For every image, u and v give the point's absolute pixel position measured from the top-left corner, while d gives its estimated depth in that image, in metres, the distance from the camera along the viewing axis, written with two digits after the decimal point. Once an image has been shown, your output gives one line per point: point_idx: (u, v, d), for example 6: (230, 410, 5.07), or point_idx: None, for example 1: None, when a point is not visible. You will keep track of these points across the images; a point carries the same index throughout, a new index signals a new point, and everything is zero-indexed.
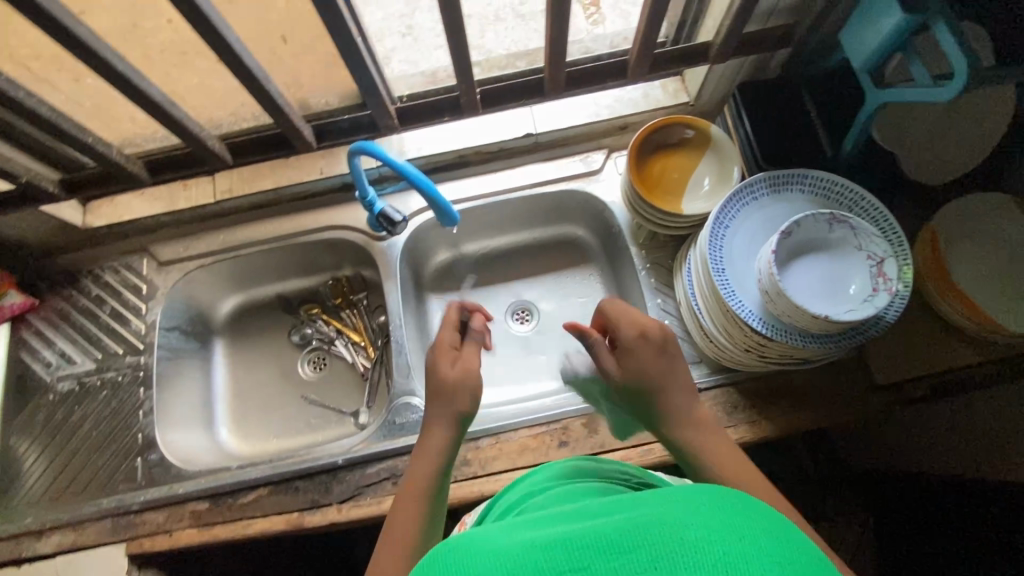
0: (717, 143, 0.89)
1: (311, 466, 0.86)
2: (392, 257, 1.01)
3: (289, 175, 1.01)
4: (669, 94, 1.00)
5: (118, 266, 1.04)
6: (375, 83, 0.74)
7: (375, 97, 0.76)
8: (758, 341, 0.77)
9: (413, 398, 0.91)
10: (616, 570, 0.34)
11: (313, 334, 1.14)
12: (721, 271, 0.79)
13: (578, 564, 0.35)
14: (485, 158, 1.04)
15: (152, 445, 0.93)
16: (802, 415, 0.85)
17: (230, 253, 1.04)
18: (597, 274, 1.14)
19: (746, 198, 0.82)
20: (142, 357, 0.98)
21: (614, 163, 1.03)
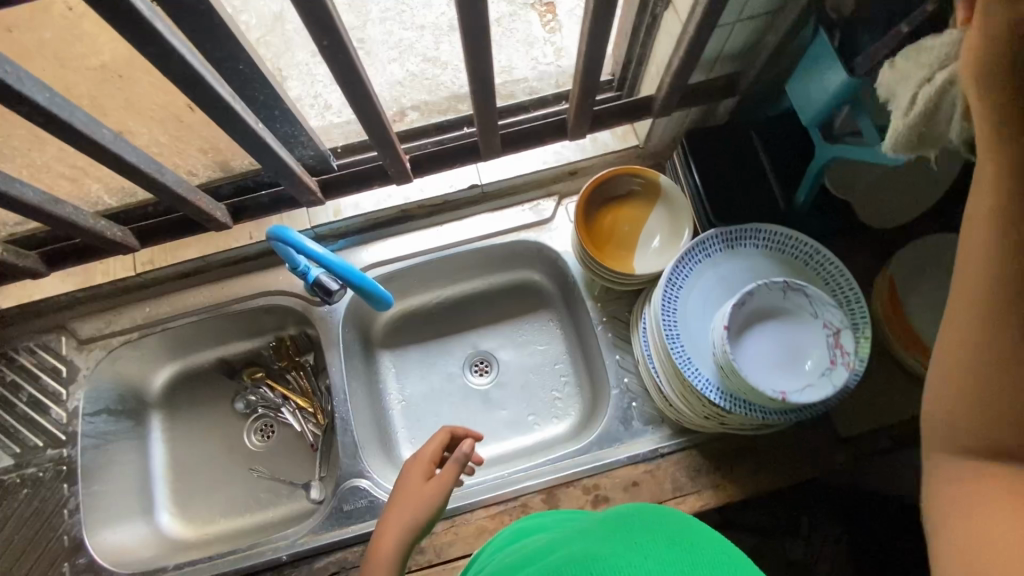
0: (667, 193, 0.85)
1: (253, 564, 0.81)
2: (333, 323, 0.95)
3: (216, 241, 0.93)
4: (617, 137, 0.95)
5: (33, 346, 0.95)
6: (286, 163, 0.70)
7: (291, 176, 0.72)
8: (716, 411, 0.73)
9: (361, 481, 0.86)
10: None
11: (258, 401, 1.07)
12: (675, 336, 0.75)
13: None
14: (428, 211, 0.98)
15: (80, 548, 0.87)
16: (768, 476, 0.82)
17: (156, 327, 0.96)
18: (555, 321, 1.09)
19: (699, 256, 0.79)
20: (65, 448, 0.91)
21: (564, 210, 0.98)
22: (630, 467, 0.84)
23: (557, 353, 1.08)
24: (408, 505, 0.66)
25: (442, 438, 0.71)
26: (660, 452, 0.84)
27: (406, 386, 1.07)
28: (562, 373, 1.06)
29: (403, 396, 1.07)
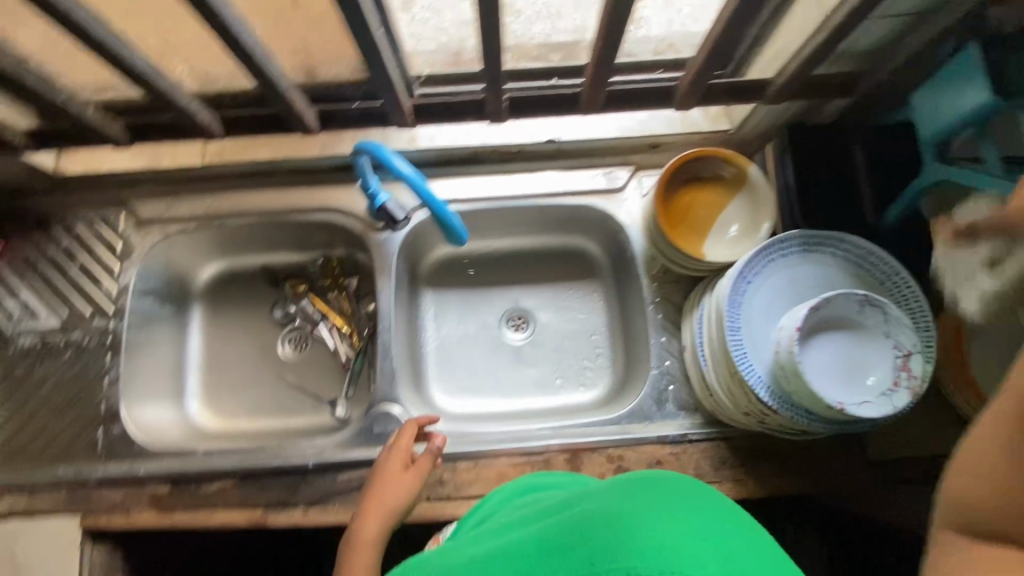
0: (753, 184, 0.83)
1: (280, 465, 0.83)
2: (389, 251, 0.93)
3: (287, 146, 0.93)
4: (708, 118, 0.92)
5: (92, 218, 0.96)
6: (391, 76, 0.70)
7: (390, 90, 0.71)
8: (761, 409, 0.74)
9: (394, 406, 0.88)
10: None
11: (296, 313, 1.08)
12: (736, 329, 0.75)
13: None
14: (502, 157, 0.96)
15: (116, 416, 0.88)
16: (789, 480, 0.84)
17: (215, 221, 0.96)
18: (599, 293, 1.08)
19: (774, 254, 0.77)
20: (111, 321, 0.92)
21: (638, 183, 0.95)
22: (657, 446, 0.85)
23: (595, 325, 1.07)
24: (386, 490, 0.73)
25: (414, 430, 0.79)
26: (689, 438, 0.85)
27: (443, 327, 1.08)
28: (597, 345, 1.06)
29: (438, 336, 1.08)
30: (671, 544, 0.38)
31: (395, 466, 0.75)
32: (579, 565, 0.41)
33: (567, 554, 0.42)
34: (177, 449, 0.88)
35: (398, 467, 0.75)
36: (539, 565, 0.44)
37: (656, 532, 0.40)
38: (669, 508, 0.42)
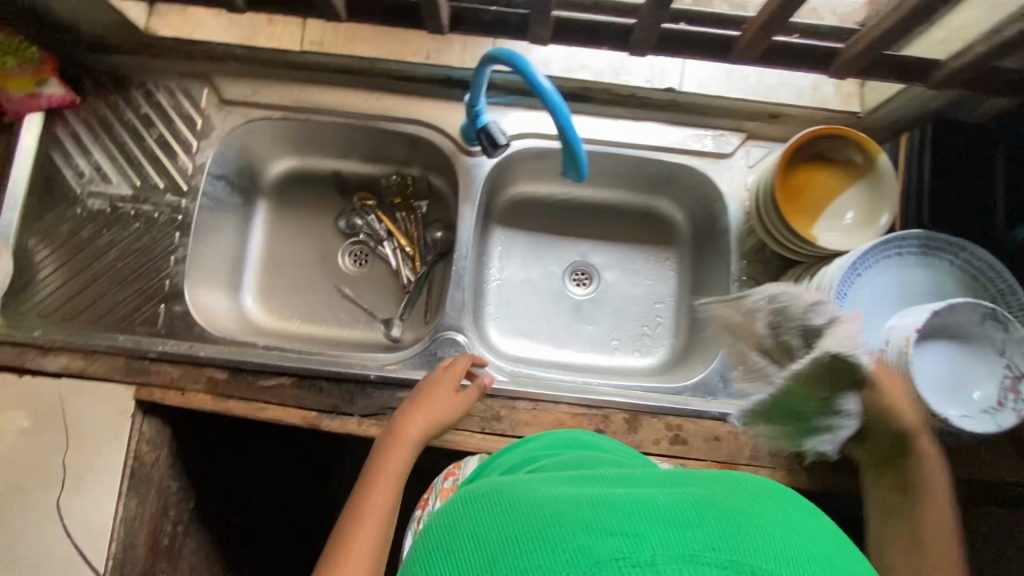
0: (879, 174, 0.78)
1: (341, 371, 0.82)
2: (475, 176, 0.90)
3: (391, 47, 0.87)
4: (840, 96, 0.86)
5: (174, 88, 0.92)
6: None
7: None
8: (844, 405, 0.72)
9: (458, 335, 0.87)
10: (669, 544, 0.30)
11: (362, 227, 1.06)
12: (836, 321, 0.72)
13: (631, 528, 0.31)
14: (612, 99, 0.90)
15: (178, 296, 0.87)
16: (843, 479, 0.82)
17: (300, 114, 0.92)
18: (672, 262, 1.05)
19: (890, 251, 0.73)
20: (183, 200, 0.89)
21: (745, 152, 0.90)
22: (718, 422, 0.83)
23: (663, 293, 1.04)
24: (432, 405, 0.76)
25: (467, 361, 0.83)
26: None
27: (506, 267, 1.06)
28: (661, 314, 1.04)
29: (500, 276, 1.05)
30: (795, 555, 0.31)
31: (444, 384, 0.78)
32: (697, 548, 0.30)
33: (677, 530, 0.31)
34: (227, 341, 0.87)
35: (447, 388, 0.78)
36: (634, 533, 0.31)
37: (778, 538, 0.32)
38: (785, 518, 0.34)
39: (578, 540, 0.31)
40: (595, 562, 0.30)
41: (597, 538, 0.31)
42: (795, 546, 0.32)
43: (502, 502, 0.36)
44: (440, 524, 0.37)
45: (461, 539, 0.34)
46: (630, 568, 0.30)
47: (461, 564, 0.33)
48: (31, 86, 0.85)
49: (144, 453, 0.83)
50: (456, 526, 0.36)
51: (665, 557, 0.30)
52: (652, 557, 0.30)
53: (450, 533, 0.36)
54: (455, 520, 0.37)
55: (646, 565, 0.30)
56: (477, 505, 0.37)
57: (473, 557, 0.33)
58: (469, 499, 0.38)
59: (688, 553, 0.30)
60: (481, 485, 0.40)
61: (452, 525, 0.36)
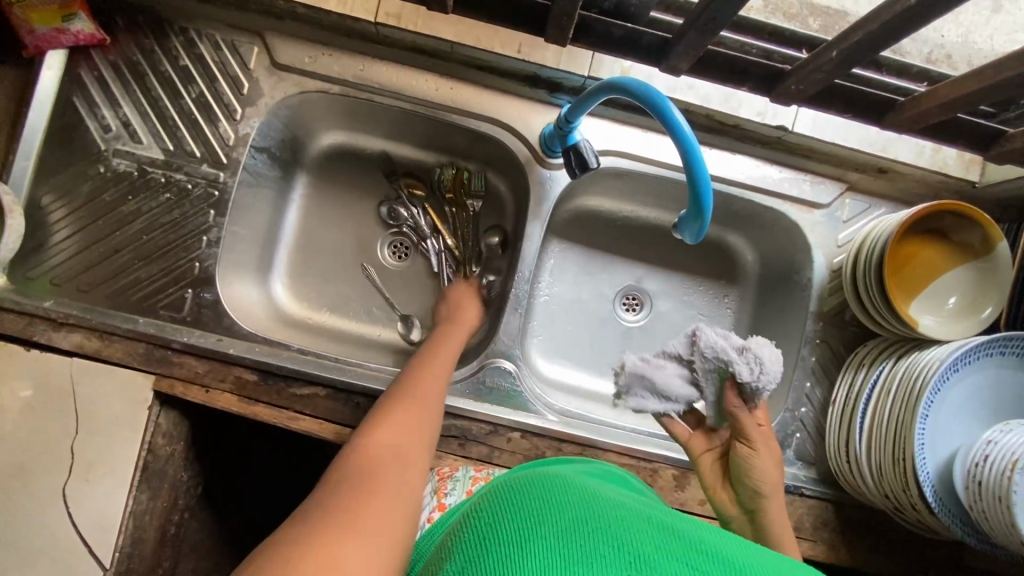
0: (994, 262, 0.72)
1: (382, 389, 0.77)
2: (549, 191, 0.82)
3: (477, 34, 0.75)
4: (961, 161, 0.78)
5: (220, 41, 0.80)
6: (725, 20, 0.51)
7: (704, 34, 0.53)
8: (912, 502, 0.69)
9: (507, 363, 0.80)
10: None
11: (406, 219, 0.98)
12: (924, 416, 0.67)
13: (698, 564, 0.34)
14: (712, 127, 0.80)
15: (208, 282, 0.79)
16: (880, 560, 0.81)
17: (361, 92, 0.82)
18: (731, 301, 0.98)
19: (994, 350, 0.68)
20: (222, 173, 0.80)
21: (843, 205, 0.84)
22: None
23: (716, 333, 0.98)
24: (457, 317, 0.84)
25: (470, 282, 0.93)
26: (802, 491, 0.80)
27: (556, 283, 0.99)
28: None
29: (548, 292, 0.98)
30: None
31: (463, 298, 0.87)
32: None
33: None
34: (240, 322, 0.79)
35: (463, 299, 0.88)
36: (698, 568, 0.34)
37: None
38: None
39: (649, 553, 0.34)
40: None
41: (664, 561, 0.34)
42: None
43: (580, 503, 0.39)
44: (512, 494, 0.41)
45: (533, 511, 0.38)
46: None
47: (530, 526, 0.36)
48: (57, 21, 0.73)
49: (158, 446, 0.77)
50: (528, 500, 0.39)
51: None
52: None
53: (522, 502, 0.39)
54: (531, 494, 0.40)
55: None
56: (553, 495, 0.40)
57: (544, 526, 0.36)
58: (545, 486, 0.41)
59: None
60: (561, 480, 0.43)
61: (527, 496, 0.40)
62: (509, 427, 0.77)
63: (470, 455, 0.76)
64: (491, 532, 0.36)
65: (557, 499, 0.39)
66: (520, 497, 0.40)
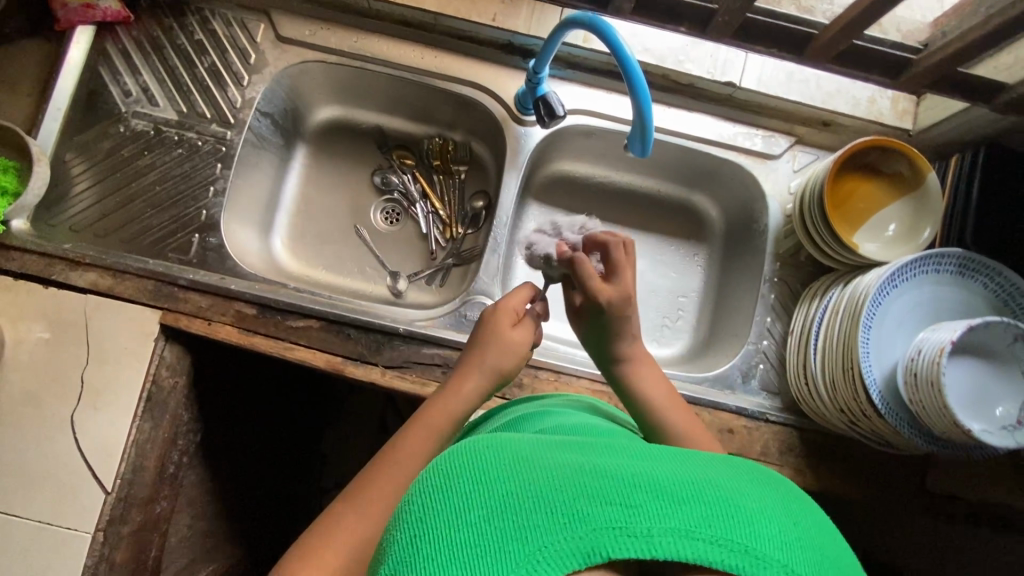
0: (926, 192, 0.79)
1: (370, 321, 0.83)
2: (524, 146, 0.90)
3: (457, 5, 0.86)
4: (895, 111, 0.87)
5: (230, 18, 0.90)
6: None
7: None
8: (863, 410, 0.74)
9: (488, 300, 0.87)
10: (667, 517, 0.32)
11: (397, 185, 1.06)
12: (867, 327, 0.73)
13: (629, 499, 0.33)
14: (669, 86, 0.90)
15: (214, 227, 0.87)
16: (845, 484, 0.85)
17: (354, 61, 0.91)
18: (703, 259, 1.04)
19: (928, 267, 0.74)
20: (228, 132, 0.89)
21: (793, 156, 0.91)
22: (733, 415, 0.85)
23: (689, 287, 1.03)
24: (501, 343, 0.69)
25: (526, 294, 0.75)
26: (767, 418, 0.85)
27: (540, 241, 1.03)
28: (685, 309, 1.02)
29: None
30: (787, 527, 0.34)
31: (504, 327, 0.70)
32: (691, 525, 0.32)
33: (672, 505, 0.33)
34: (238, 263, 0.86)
35: (505, 326, 0.71)
36: (630, 503, 0.32)
37: (771, 518, 0.34)
38: (763, 484, 0.36)
39: (581, 508, 0.32)
40: (591, 529, 0.32)
41: (594, 505, 0.32)
42: (786, 528, 0.34)
43: (500, 466, 0.35)
44: (428, 479, 0.36)
45: (453, 502, 0.34)
46: (628, 536, 0.32)
47: (455, 522, 0.33)
48: None
49: (162, 378, 0.83)
50: (445, 487, 0.35)
51: (660, 530, 0.32)
52: (648, 530, 0.32)
53: (439, 499, 0.34)
54: (448, 477, 0.35)
55: (641, 536, 0.32)
56: (469, 464, 0.36)
57: (468, 525, 0.32)
58: (463, 452, 0.37)
59: (680, 528, 0.32)
60: (475, 444, 0.38)
61: (443, 483, 0.35)
62: None
63: None
64: (418, 537, 0.33)
65: (480, 472, 0.35)
66: (440, 480, 0.36)
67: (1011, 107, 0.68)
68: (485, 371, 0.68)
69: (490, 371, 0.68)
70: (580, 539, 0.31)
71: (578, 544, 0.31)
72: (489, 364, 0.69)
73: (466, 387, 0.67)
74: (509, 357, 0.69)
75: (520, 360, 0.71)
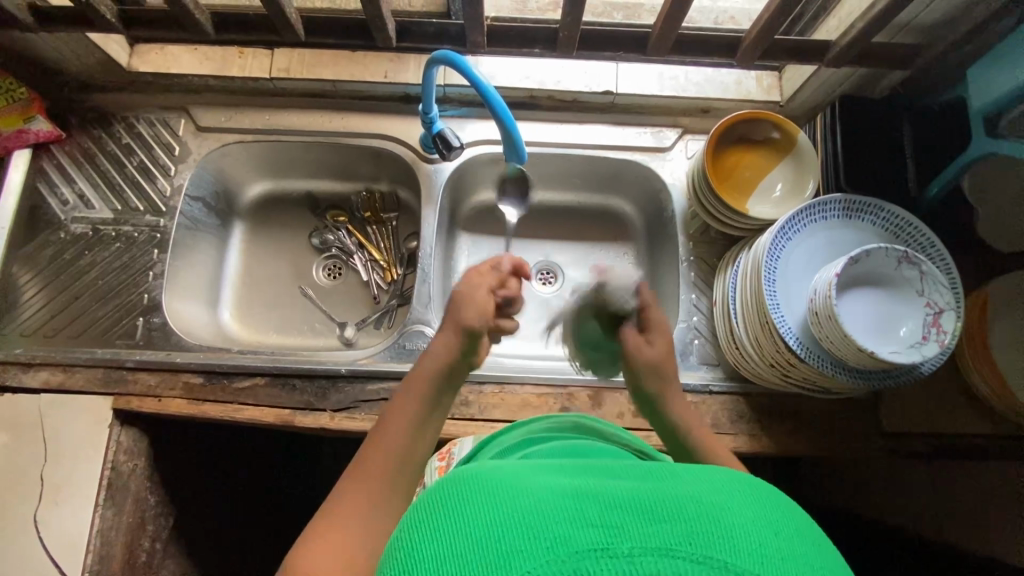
0: (800, 150, 0.85)
1: (312, 368, 0.85)
2: (436, 182, 0.98)
3: (352, 70, 0.95)
4: (762, 87, 0.95)
5: (153, 119, 1.00)
6: None
7: (477, 11, 0.70)
8: (788, 360, 0.76)
9: (426, 328, 0.91)
10: (648, 537, 0.33)
11: (334, 242, 1.10)
12: (771, 281, 0.77)
13: (611, 521, 0.34)
14: (556, 105, 0.99)
15: (156, 308, 0.92)
16: (802, 441, 0.85)
17: (271, 136, 1.00)
18: (632, 254, 1.08)
19: (815, 215, 0.79)
20: (162, 219, 0.96)
21: (684, 145, 0.98)
22: None
23: None
24: (462, 295, 0.70)
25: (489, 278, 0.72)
26: (710, 389, 0.87)
27: None
28: None
29: None
30: (767, 540, 0.34)
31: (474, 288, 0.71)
32: (673, 543, 0.32)
33: (654, 526, 0.33)
34: (182, 339, 0.90)
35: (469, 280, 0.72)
36: (612, 525, 0.33)
37: (754, 534, 0.34)
38: (748, 497, 0.37)
39: (565, 531, 0.33)
40: (573, 551, 0.32)
41: (577, 528, 0.33)
42: (771, 545, 0.34)
43: (487, 490, 0.36)
44: (425, 502, 0.38)
45: (442, 527, 0.35)
46: (608, 558, 0.32)
47: (443, 547, 0.34)
48: (19, 123, 0.92)
49: (120, 462, 0.85)
50: (443, 508, 0.36)
51: (641, 549, 0.32)
52: (629, 550, 0.32)
53: (433, 525, 0.35)
54: (444, 503, 0.37)
55: (624, 557, 0.32)
56: (464, 489, 0.37)
57: (458, 542, 0.34)
58: (454, 481, 0.38)
59: (662, 547, 0.32)
60: (466, 471, 0.39)
61: (443, 512, 0.36)
62: None
63: None
64: (411, 558, 0.34)
65: (476, 499, 0.36)
66: (434, 511, 0.36)
67: (841, 58, 0.75)
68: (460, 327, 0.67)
69: (457, 321, 0.68)
70: (564, 563, 0.32)
71: (562, 567, 0.32)
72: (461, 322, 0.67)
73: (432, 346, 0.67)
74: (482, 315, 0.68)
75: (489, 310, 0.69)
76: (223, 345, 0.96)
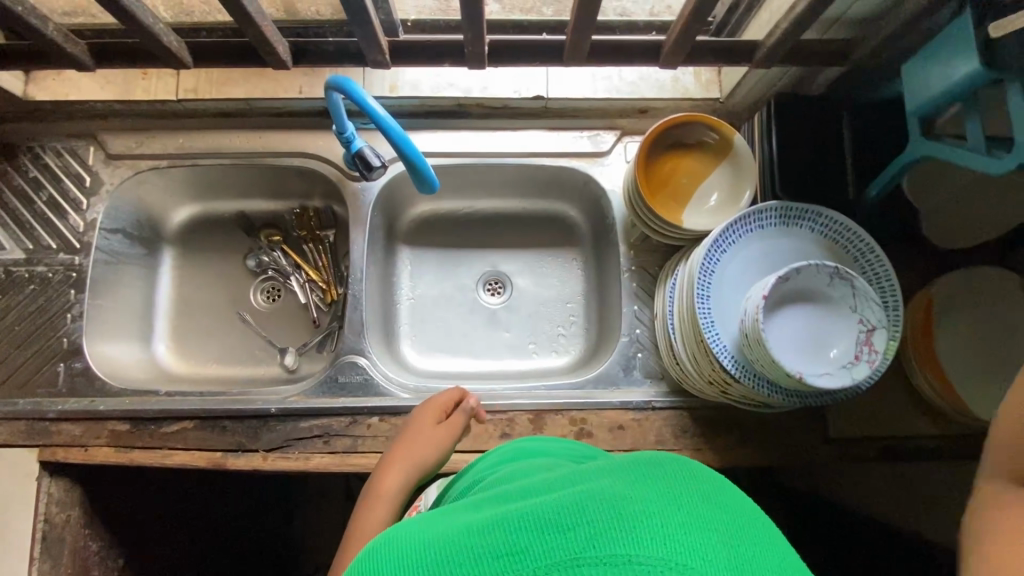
0: (738, 154, 0.81)
1: (240, 409, 0.83)
2: (365, 201, 0.94)
3: (264, 87, 0.90)
4: (700, 84, 0.90)
5: (61, 148, 0.94)
6: (365, 8, 0.61)
7: (365, 27, 0.64)
8: (724, 379, 0.73)
9: (360, 358, 0.88)
10: (550, 552, 0.31)
11: (269, 263, 1.04)
12: (705, 297, 0.74)
13: (512, 547, 0.32)
14: (486, 113, 0.93)
15: (77, 352, 0.88)
16: (749, 453, 0.84)
17: (187, 160, 0.94)
18: (579, 260, 1.04)
19: (751, 225, 0.76)
20: (77, 257, 0.91)
21: (623, 148, 0.93)
22: (620, 411, 0.85)
23: (574, 290, 1.03)
24: (422, 439, 0.72)
25: (440, 404, 0.76)
26: (653, 405, 0.85)
27: (419, 285, 1.04)
28: (573, 313, 1.02)
29: (413, 295, 1.03)
30: (683, 523, 0.31)
31: (430, 418, 0.74)
32: (575, 553, 0.30)
33: (556, 537, 0.31)
34: (105, 383, 0.87)
35: (429, 424, 0.74)
36: (514, 551, 0.31)
37: (664, 515, 0.31)
38: (663, 479, 0.34)
39: (467, 572, 0.32)
40: None
41: (478, 565, 0.31)
42: (683, 518, 0.31)
43: (395, 547, 0.35)
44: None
45: None
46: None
47: None
48: None
49: (53, 514, 0.82)
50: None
51: (545, 567, 0.30)
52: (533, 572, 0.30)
53: None
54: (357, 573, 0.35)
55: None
56: (377, 553, 0.36)
57: None
58: (368, 548, 0.37)
59: (566, 559, 0.30)
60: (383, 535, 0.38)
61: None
62: (367, 413, 0.83)
63: (335, 448, 0.81)
64: None
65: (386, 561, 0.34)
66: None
67: (769, 58, 0.71)
68: (411, 466, 0.70)
69: (412, 466, 0.70)
70: None
71: None
72: (413, 457, 0.70)
73: (387, 486, 0.68)
74: (433, 453, 0.71)
75: (443, 459, 0.72)
76: (153, 385, 0.92)
